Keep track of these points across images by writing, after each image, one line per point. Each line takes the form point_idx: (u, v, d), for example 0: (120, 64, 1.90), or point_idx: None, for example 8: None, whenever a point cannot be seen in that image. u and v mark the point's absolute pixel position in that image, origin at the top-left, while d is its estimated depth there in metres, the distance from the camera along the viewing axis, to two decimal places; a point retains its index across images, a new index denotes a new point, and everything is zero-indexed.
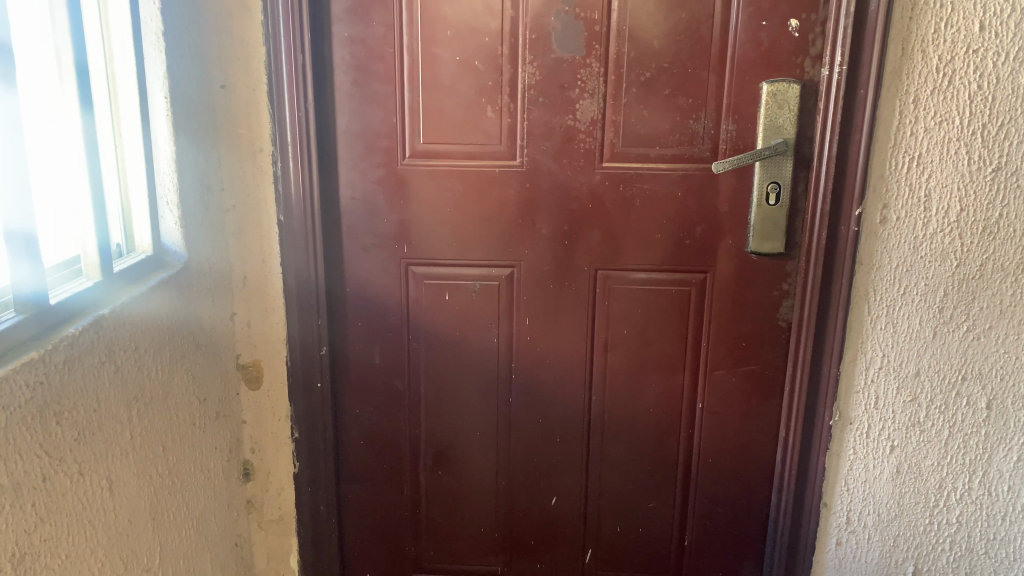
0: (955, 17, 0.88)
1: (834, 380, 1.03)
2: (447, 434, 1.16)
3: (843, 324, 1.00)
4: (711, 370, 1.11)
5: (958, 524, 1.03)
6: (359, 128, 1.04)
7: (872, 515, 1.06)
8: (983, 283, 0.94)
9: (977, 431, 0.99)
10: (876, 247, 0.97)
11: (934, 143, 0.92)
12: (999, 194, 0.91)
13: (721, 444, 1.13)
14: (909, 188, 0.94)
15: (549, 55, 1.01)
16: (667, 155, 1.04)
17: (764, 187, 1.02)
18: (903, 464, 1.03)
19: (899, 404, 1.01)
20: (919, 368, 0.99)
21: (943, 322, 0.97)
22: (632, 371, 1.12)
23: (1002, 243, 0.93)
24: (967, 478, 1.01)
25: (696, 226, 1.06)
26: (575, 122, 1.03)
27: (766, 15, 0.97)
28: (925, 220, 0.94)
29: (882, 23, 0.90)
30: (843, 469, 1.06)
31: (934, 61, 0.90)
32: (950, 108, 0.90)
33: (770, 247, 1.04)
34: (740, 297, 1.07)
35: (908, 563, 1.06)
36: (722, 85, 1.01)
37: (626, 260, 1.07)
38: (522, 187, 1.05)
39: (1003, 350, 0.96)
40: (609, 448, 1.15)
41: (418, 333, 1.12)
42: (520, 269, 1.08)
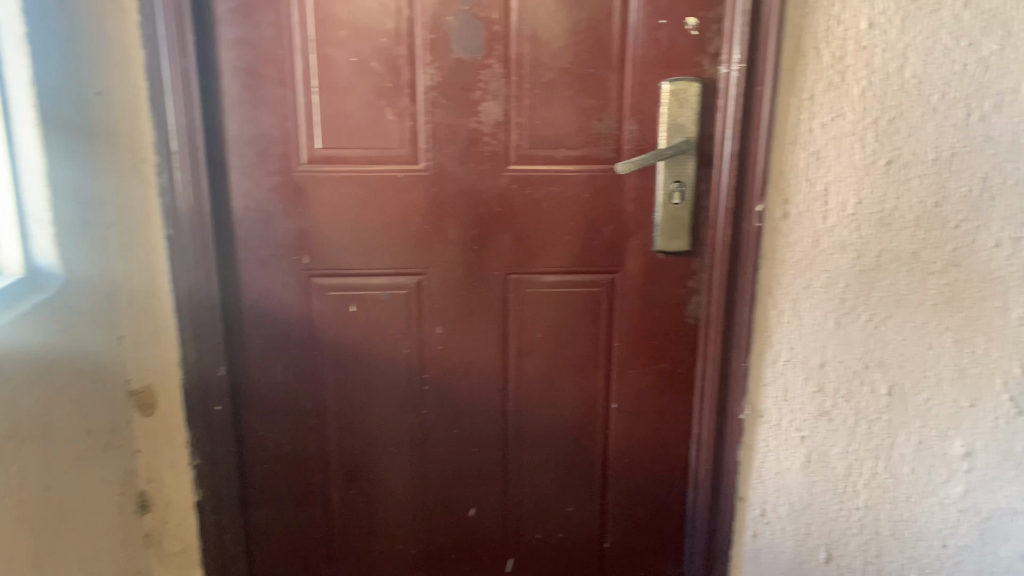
0: (845, 15, 0.90)
1: (743, 374, 1.04)
2: (358, 450, 1.11)
3: (750, 319, 1.01)
4: (624, 370, 1.10)
5: (865, 508, 1.06)
6: (251, 134, 0.99)
7: (785, 505, 1.08)
8: (881, 274, 0.97)
9: (880, 417, 1.02)
10: (779, 242, 0.98)
11: (829, 138, 0.94)
12: (891, 187, 0.94)
13: (637, 444, 1.13)
14: (808, 183, 0.96)
15: (449, 56, 0.98)
16: (573, 156, 1.02)
17: (669, 187, 1.02)
18: (813, 453, 1.05)
19: (806, 395, 1.03)
20: (824, 359, 1.01)
21: (844, 312, 0.99)
22: (546, 375, 1.10)
23: (897, 233, 0.95)
24: (873, 462, 1.04)
25: (605, 226, 1.05)
26: (478, 124, 1.00)
27: (664, 14, 0.97)
28: (824, 213, 0.96)
29: (777, 21, 0.91)
30: (756, 462, 1.07)
31: (827, 57, 0.92)
32: (844, 105, 0.92)
33: (676, 245, 1.04)
34: (649, 296, 1.07)
35: (820, 550, 1.09)
36: (624, 85, 1.00)
37: (536, 263, 1.06)
38: (427, 192, 1.02)
39: (901, 337, 0.99)
40: (527, 454, 1.13)
41: (323, 347, 1.07)
42: (429, 275, 1.05)
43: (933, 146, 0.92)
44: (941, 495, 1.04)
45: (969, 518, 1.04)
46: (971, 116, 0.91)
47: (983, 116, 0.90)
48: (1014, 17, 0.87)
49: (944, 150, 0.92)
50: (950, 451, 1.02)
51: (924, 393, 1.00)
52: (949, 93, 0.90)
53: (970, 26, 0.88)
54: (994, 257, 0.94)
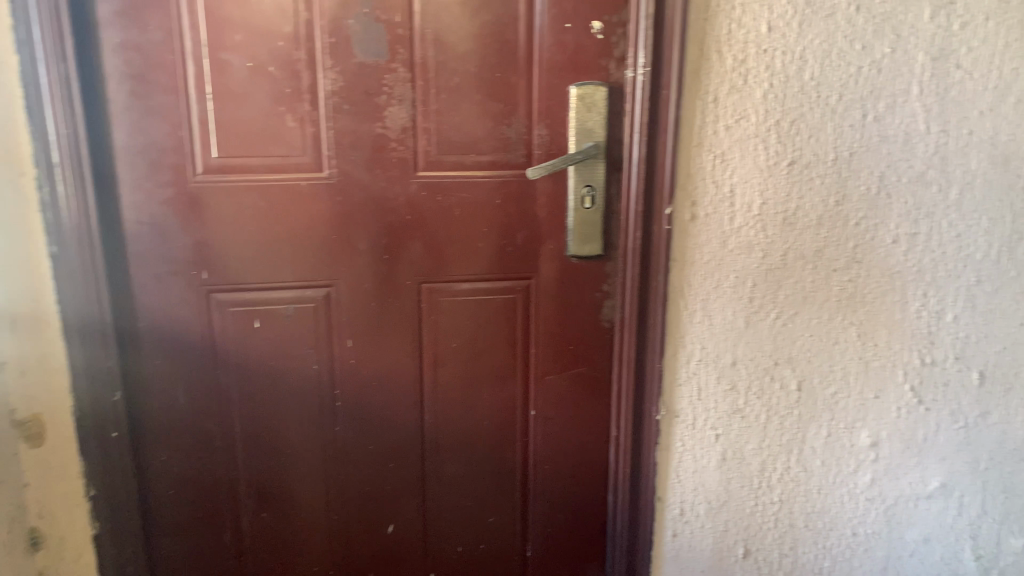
0: (746, 18, 0.91)
1: (658, 374, 1.04)
2: (269, 472, 1.07)
3: (664, 320, 1.02)
4: (542, 377, 1.09)
5: (780, 502, 1.08)
6: (142, 143, 0.93)
7: (703, 504, 1.08)
8: (787, 272, 0.99)
9: (791, 412, 1.05)
10: (688, 244, 0.99)
11: (734, 140, 0.95)
12: (794, 187, 0.96)
13: (556, 450, 1.12)
14: (714, 185, 0.97)
15: (351, 60, 0.95)
16: (483, 162, 1.01)
17: (580, 192, 1.01)
18: (728, 451, 1.06)
19: (719, 393, 1.04)
20: (735, 357, 1.02)
21: (753, 311, 1.01)
22: (462, 384, 1.08)
23: (801, 232, 0.97)
24: (786, 457, 1.06)
25: (518, 232, 1.03)
26: (384, 130, 0.98)
27: (569, 17, 0.96)
28: (731, 214, 0.97)
29: (681, 25, 0.92)
30: (673, 462, 1.07)
31: (730, 61, 0.93)
32: (746, 107, 0.94)
33: (589, 249, 1.04)
34: (565, 301, 1.07)
35: (738, 546, 1.10)
36: (532, 89, 0.99)
37: (449, 272, 1.04)
38: (333, 201, 0.99)
39: (808, 334, 1.01)
40: (445, 466, 1.11)
41: (228, 365, 1.02)
42: (338, 286, 1.02)
43: (833, 146, 0.94)
44: (851, 485, 1.07)
45: (876, 505, 1.07)
46: (867, 116, 0.94)
47: (878, 117, 0.94)
48: (903, 21, 0.91)
49: (842, 150, 0.95)
50: (857, 443, 1.05)
51: (832, 386, 1.03)
52: (846, 94, 0.93)
53: (863, 29, 0.91)
54: (892, 253, 0.97)
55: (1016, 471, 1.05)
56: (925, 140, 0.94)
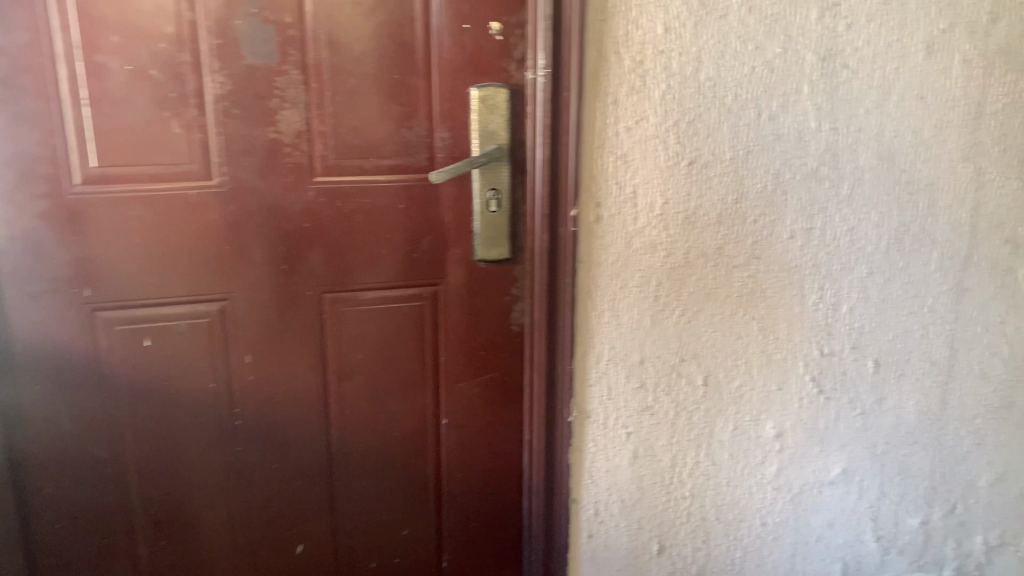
0: (642, 20, 0.92)
1: (569, 377, 1.03)
2: (167, 498, 1.01)
3: (572, 322, 1.01)
4: (453, 384, 1.07)
5: (691, 496, 1.10)
6: (9, 153, 0.87)
7: (617, 503, 1.09)
8: (690, 270, 1.00)
9: (699, 407, 1.06)
10: (594, 244, 0.99)
11: (634, 141, 0.95)
12: (694, 186, 0.97)
13: (468, 458, 1.10)
14: (617, 186, 0.97)
15: (239, 62, 0.90)
16: (384, 166, 0.98)
17: (484, 196, 1.00)
18: (639, 448, 1.07)
19: (629, 392, 1.04)
20: (643, 356, 1.03)
21: (659, 309, 1.01)
22: (370, 395, 1.05)
23: (702, 230, 0.99)
24: (695, 452, 1.08)
25: (422, 238, 1.01)
26: (278, 134, 0.94)
27: (467, 18, 0.94)
28: (635, 214, 0.98)
29: (579, 26, 0.91)
30: (587, 463, 1.07)
31: (628, 62, 0.93)
32: (646, 108, 0.94)
33: (497, 253, 1.02)
34: (473, 307, 1.05)
35: (653, 542, 1.11)
36: (432, 91, 0.97)
37: (352, 280, 1.00)
38: (226, 211, 0.94)
39: (712, 330, 1.03)
40: (355, 481, 1.08)
41: (116, 388, 0.96)
42: (234, 300, 0.97)
43: (729, 145, 0.96)
44: (759, 476, 1.10)
45: (784, 494, 1.12)
46: (762, 115, 0.96)
47: (772, 116, 0.96)
48: (793, 22, 0.93)
49: (739, 149, 0.96)
50: (763, 434, 1.08)
51: (736, 379, 1.06)
52: (741, 94, 0.95)
53: (755, 30, 0.93)
54: (789, 248, 1.01)
55: (909, 453, 1.13)
56: (816, 137, 0.97)
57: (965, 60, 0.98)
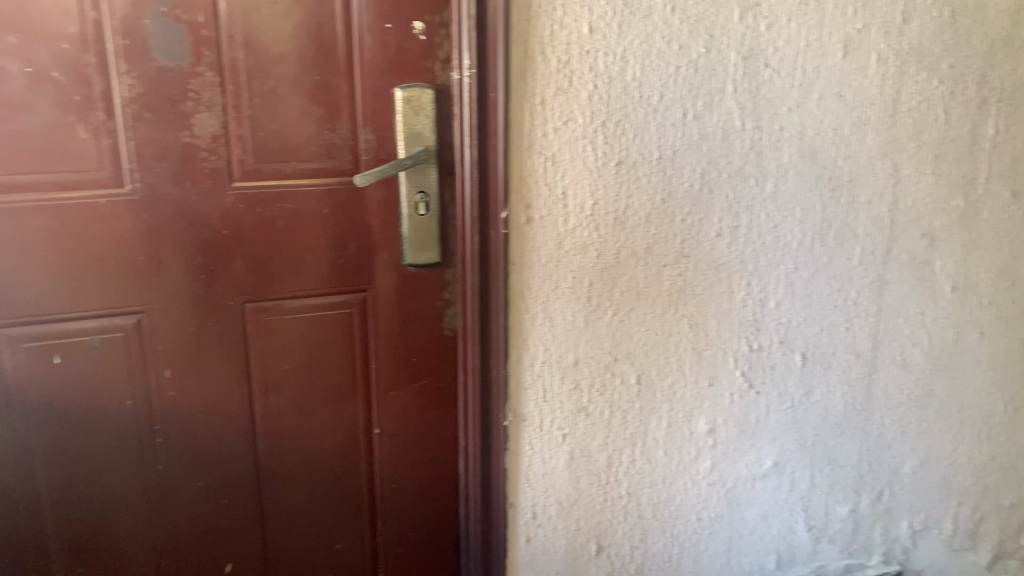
0: (567, 20, 0.91)
1: (504, 381, 1.02)
2: (84, 521, 0.97)
3: (506, 326, 1.00)
4: (385, 392, 1.05)
5: (627, 495, 1.10)
6: None
7: (554, 505, 1.08)
8: (621, 269, 1.00)
9: (632, 406, 1.06)
10: (526, 247, 0.97)
11: (563, 142, 0.94)
12: (623, 186, 0.97)
13: (402, 466, 1.08)
14: (547, 187, 0.96)
15: (150, 64, 0.86)
16: (307, 170, 0.95)
17: (413, 198, 0.97)
18: (575, 450, 1.06)
19: (564, 394, 1.04)
20: (576, 357, 1.02)
21: (592, 310, 1.01)
22: (299, 407, 1.02)
23: (632, 229, 0.99)
24: (631, 450, 1.08)
25: (349, 243, 0.98)
26: (193, 138, 0.90)
27: (389, 17, 0.92)
28: (565, 215, 0.97)
29: (503, 26, 0.90)
30: (523, 466, 1.05)
31: (554, 62, 0.92)
32: (573, 108, 0.93)
33: (427, 257, 1.00)
34: (404, 313, 1.02)
35: (591, 543, 1.11)
36: (354, 92, 0.94)
37: (277, 288, 0.97)
38: (139, 219, 0.90)
39: (644, 328, 1.03)
40: (285, 496, 1.04)
41: (24, 408, 0.91)
42: (150, 312, 0.93)
43: (656, 145, 0.96)
44: (693, 472, 1.11)
45: (718, 489, 1.13)
46: (687, 114, 0.96)
47: (697, 115, 0.96)
48: (715, 22, 0.94)
49: (666, 148, 0.97)
50: (696, 430, 1.09)
51: (669, 377, 1.06)
52: (666, 94, 0.95)
53: (679, 30, 0.93)
54: (716, 246, 1.02)
55: (837, 443, 1.16)
56: (741, 136, 0.98)
57: (880, 58, 1.00)
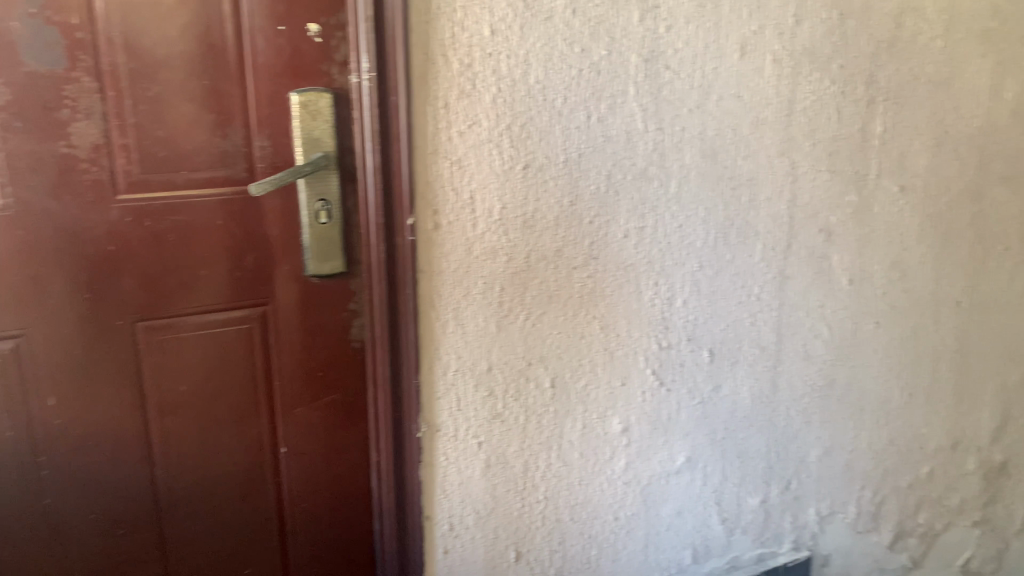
0: (467, 22, 0.89)
1: (416, 392, 0.99)
2: None
3: (416, 336, 0.97)
4: (290, 409, 1.01)
5: (545, 499, 1.09)
6: None
7: (471, 515, 1.06)
8: (532, 273, 0.99)
9: (547, 410, 1.06)
10: (434, 253, 0.95)
11: (468, 146, 0.92)
12: (530, 190, 0.96)
13: (312, 484, 1.04)
14: (454, 192, 0.93)
15: (19, 69, 0.81)
16: (198, 180, 0.90)
17: (313, 206, 0.94)
18: (491, 457, 1.05)
19: (479, 401, 1.02)
20: (490, 363, 1.01)
21: (503, 315, 1.00)
22: (198, 429, 0.97)
23: (541, 233, 0.98)
24: (547, 454, 1.07)
25: (247, 255, 0.94)
26: (71, 149, 0.84)
27: (283, 19, 0.88)
28: (474, 220, 0.95)
29: (402, 28, 0.86)
30: (439, 477, 1.03)
31: (456, 65, 0.90)
32: (477, 111, 0.92)
33: (330, 267, 0.97)
34: (309, 326, 0.99)
35: (510, 550, 1.10)
36: (247, 96, 0.90)
37: (170, 306, 0.92)
38: (12, 237, 0.84)
39: (556, 331, 1.03)
40: (187, 523, 1.00)
41: None
42: (30, 335, 0.87)
43: (562, 147, 0.96)
44: (609, 472, 1.11)
45: (634, 488, 1.13)
46: (591, 117, 0.96)
47: (601, 118, 0.96)
48: (615, 24, 0.94)
49: (572, 151, 0.96)
50: (610, 430, 1.09)
51: (582, 379, 1.06)
52: (570, 97, 0.95)
53: (580, 32, 0.93)
54: (624, 247, 1.02)
55: (746, 436, 1.18)
56: (644, 138, 0.99)
57: (775, 59, 1.03)
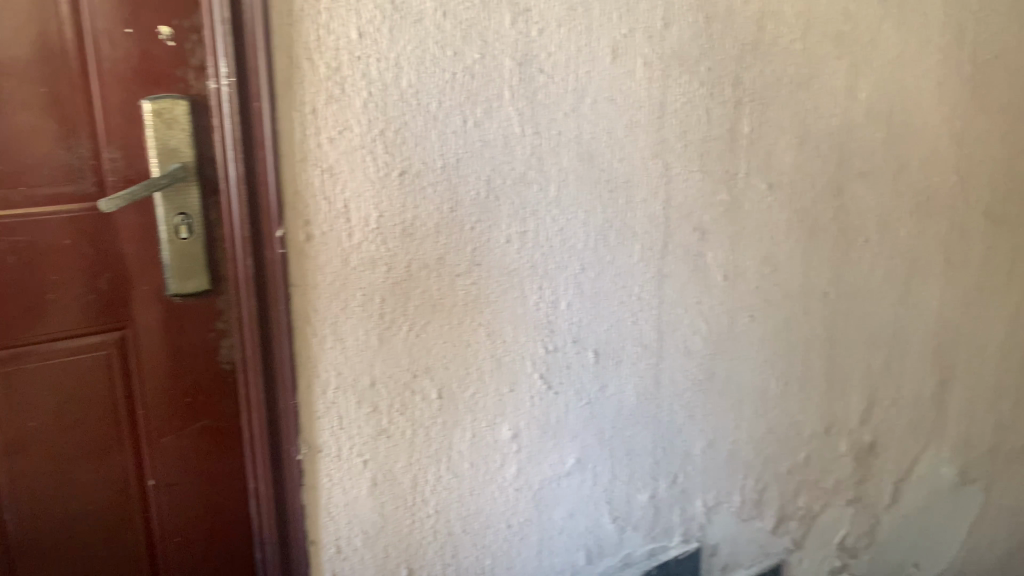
0: (333, 24, 0.85)
1: (293, 414, 0.94)
2: None
3: (290, 354, 0.92)
4: (156, 439, 0.95)
5: (436, 513, 1.07)
6: None
7: (360, 535, 1.02)
8: (413, 283, 0.96)
9: (435, 422, 1.03)
10: (307, 266, 0.90)
11: (340, 153, 0.89)
12: (408, 197, 0.93)
13: (185, 516, 0.99)
14: (327, 201, 0.89)
15: None
16: (40, 197, 0.83)
17: (172, 221, 0.88)
18: (378, 474, 1.01)
19: (363, 418, 0.98)
20: (373, 378, 0.97)
21: (385, 327, 0.96)
22: (51, 466, 0.91)
23: (421, 241, 0.95)
24: (436, 467, 1.05)
25: (100, 276, 0.88)
26: None
27: (130, 21, 0.82)
28: (349, 230, 0.91)
29: (263, 30, 0.81)
30: (323, 499, 0.99)
31: (323, 69, 0.86)
32: (348, 117, 0.88)
33: (194, 285, 0.91)
34: (173, 350, 0.93)
35: (401, 567, 1.07)
36: (93, 105, 0.83)
37: (12, 335, 0.85)
38: None
39: (441, 341, 1.00)
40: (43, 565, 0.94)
41: None
42: None
43: (439, 152, 0.94)
44: (500, 480, 1.10)
45: (525, 494, 1.13)
46: (467, 121, 0.94)
47: (477, 122, 0.95)
48: (487, 27, 0.93)
49: (449, 156, 0.94)
50: (500, 437, 1.08)
51: (470, 389, 1.04)
52: (445, 101, 0.92)
53: (452, 35, 0.91)
54: (506, 252, 1.01)
55: (632, 433, 1.20)
56: (521, 142, 0.98)
57: (646, 62, 1.04)
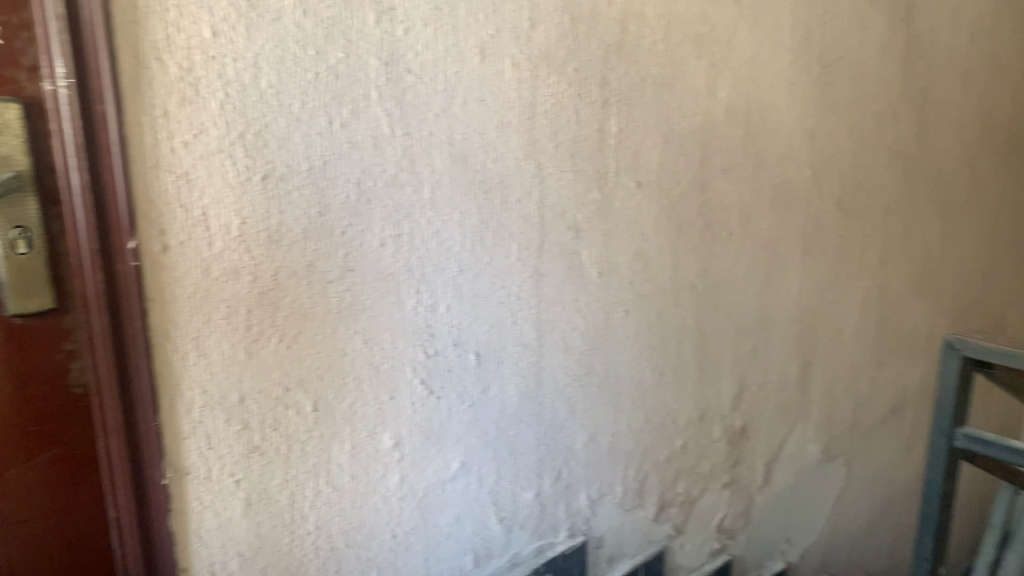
0: (184, 22, 0.80)
1: (156, 436, 0.88)
2: None
3: (150, 371, 0.86)
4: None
5: (316, 529, 1.03)
6: None
7: (235, 558, 0.97)
8: (281, 292, 0.92)
9: (311, 436, 0.99)
10: (164, 278, 0.85)
11: (196, 158, 0.84)
12: (272, 202, 0.89)
13: (36, 554, 0.90)
14: (183, 209, 0.84)
15: None
16: None
17: (7, 236, 0.78)
18: (252, 494, 0.96)
19: (233, 435, 0.93)
20: (242, 394, 0.93)
21: (253, 340, 0.92)
22: None
23: (287, 248, 0.91)
24: (314, 482, 1.01)
25: None
26: None
27: None
28: (210, 238, 0.86)
29: (105, 28, 0.76)
30: (193, 524, 0.93)
31: (174, 69, 0.81)
32: (204, 120, 0.83)
33: (36, 304, 0.82)
34: (14, 375, 0.84)
35: None
36: None
37: None
38: None
39: (315, 351, 0.97)
40: None
41: None
42: None
43: (304, 155, 0.90)
44: (383, 489, 1.08)
45: (409, 502, 1.11)
46: (333, 123, 0.91)
47: (343, 123, 0.92)
48: (351, 26, 0.90)
49: (315, 159, 0.91)
50: (381, 447, 1.06)
51: (347, 399, 1.01)
52: (308, 102, 0.89)
53: (313, 34, 0.88)
54: (380, 256, 0.99)
55: (515, 433, 1.20)
56: (391, 144, 0.96)
57: (514, 63, 1.04)
